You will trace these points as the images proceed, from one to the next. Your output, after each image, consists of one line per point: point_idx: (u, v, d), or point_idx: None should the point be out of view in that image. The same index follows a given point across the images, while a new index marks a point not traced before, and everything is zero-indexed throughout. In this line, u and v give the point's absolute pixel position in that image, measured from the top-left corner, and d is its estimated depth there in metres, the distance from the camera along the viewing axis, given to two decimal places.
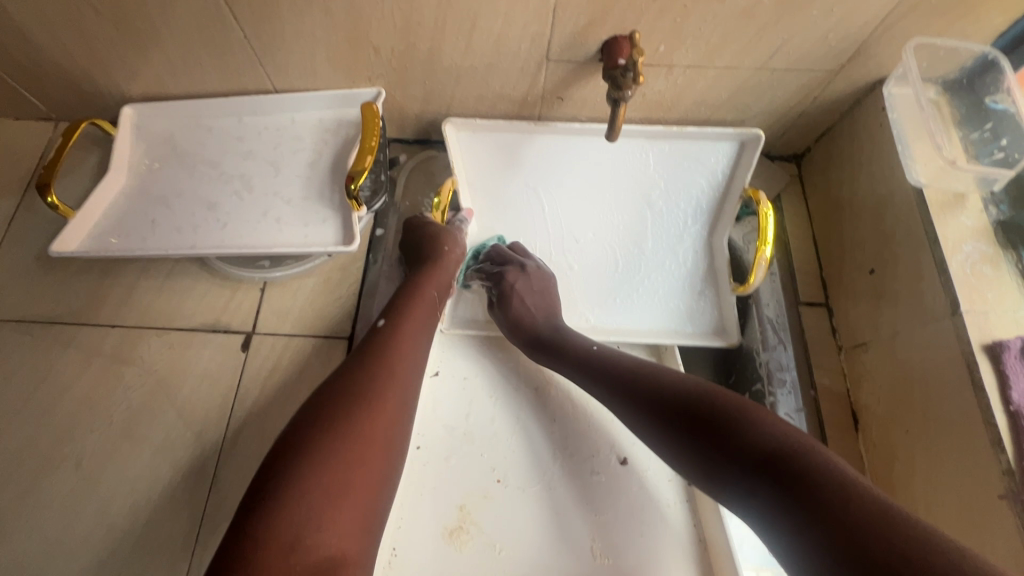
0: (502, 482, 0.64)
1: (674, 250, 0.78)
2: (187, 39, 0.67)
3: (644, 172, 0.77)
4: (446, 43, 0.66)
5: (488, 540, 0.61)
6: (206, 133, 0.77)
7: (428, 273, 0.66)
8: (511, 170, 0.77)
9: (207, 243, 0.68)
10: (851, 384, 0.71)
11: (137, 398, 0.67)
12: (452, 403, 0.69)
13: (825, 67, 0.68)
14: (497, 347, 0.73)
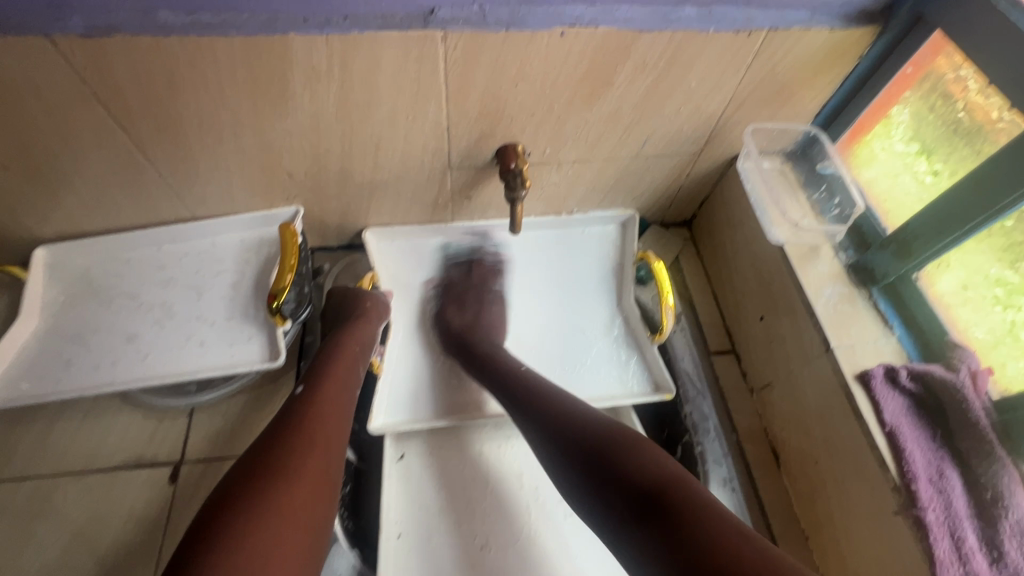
0: (486, 547, 0.67)
1: (598, 320, 0.85)
2: (101, 183, 0.70)
3: (552, 257, 0.88)
4: (355, 163, 0.72)
5: None
6: (123, 265, 0.78)
7: (352, 333, 0.68)
8: (428, 270, 0.86)
9: (128, 378, 0.67)
10: (767, 423, 0.78)
11: (54, 552, 0.63)
12: (423, 485, 0.71)
13: (688, 151, 0.80)
14: (450, 429, 0.76)
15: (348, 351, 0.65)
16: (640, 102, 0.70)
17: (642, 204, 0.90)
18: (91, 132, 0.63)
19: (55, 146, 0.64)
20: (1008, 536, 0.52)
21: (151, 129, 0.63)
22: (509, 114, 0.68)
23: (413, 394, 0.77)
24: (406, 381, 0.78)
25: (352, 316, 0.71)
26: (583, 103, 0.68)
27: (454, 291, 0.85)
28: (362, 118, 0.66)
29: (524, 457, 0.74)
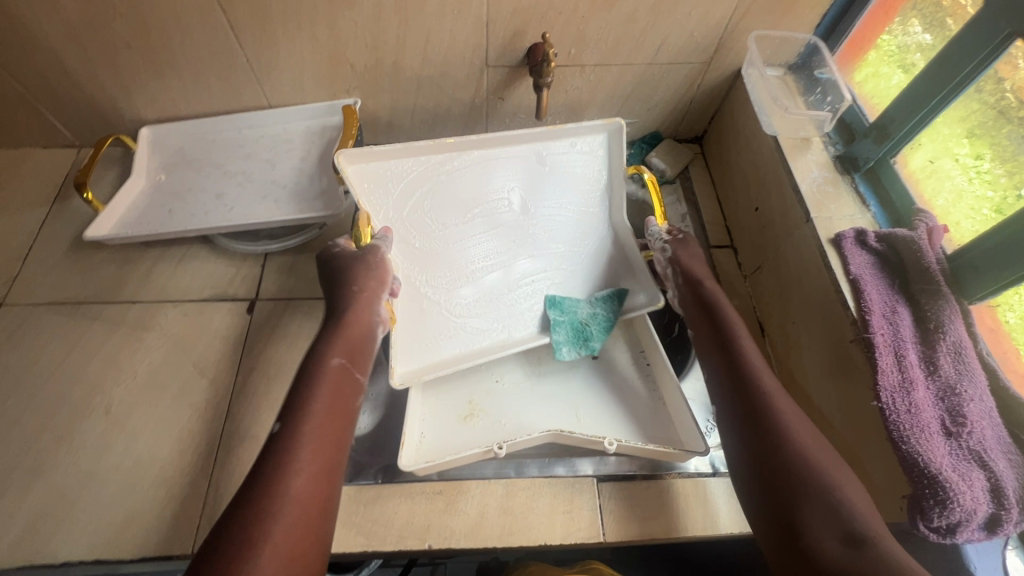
0: (500, 380, 0.80)
1: (587, 235, 0.87)
2: (199, 65, 0.84)
3: (540, 172, 0.87)
4: (407, 57, 0.85)
5: (496, 420, 0.76)
6: (211, 143, 0.93)
7: (343, 327, 0.65)
8: (414, 200, 0.84)
9: (219, 223, 0.83)
10: (756, 302, 0.88)
11: (158, 355, 0.79)
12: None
13: (699, 60, 0.89)
14: None
15: (349, 337, 0.65)
16: (656, 4, 0.80)
17: (656, 115, 1.01)
18: (200, 15, 0.77)
19: (169, 27, 0.78)
20: (944, 353, 0.61)
21: (245, 14, 0.77)
22: (540, 13, 0.80)
23: (425, 340, 0.77)
24: (411, 326, 0.78)
25: (347, 300, 0.68)
26: (606, 3, 0.79)
27: (450, 228, 0.85)
28: (417, 11, 0.78)
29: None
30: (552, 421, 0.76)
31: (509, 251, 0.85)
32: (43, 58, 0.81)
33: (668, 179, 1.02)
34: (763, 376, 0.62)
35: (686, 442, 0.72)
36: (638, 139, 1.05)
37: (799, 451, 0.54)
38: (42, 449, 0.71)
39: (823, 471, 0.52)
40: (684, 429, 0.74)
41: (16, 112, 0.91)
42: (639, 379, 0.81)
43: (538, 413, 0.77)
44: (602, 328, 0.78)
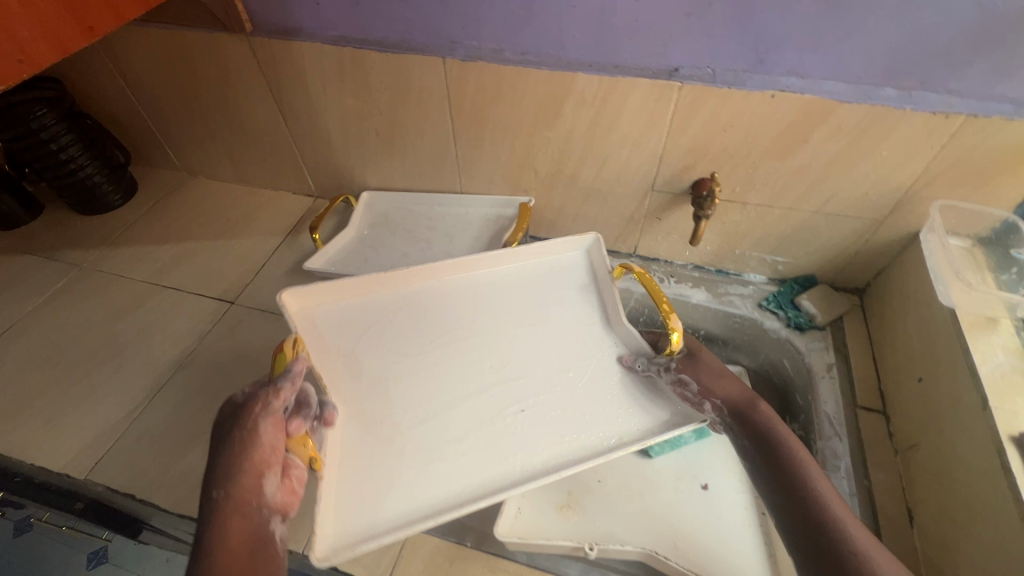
0: (600, 481, 0.83)
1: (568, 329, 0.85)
2: (419, 153, 1.06)
3: (512, 282, 0.90)
4: (584, 172, 0.98)
5: (589, 520, 0.77)
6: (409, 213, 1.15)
7: (221, 555, 0.53)
8: (364, 334, 0.81)
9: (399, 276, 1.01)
10: (906, 484, 0.78)
11: None
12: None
13: (870, 217, 0.89)
14: None
15: (233, 557, 0.54)
16: (831, 162, 0.83)
17: (814, 259, 1.00)
18: (434, 120, 0.99)
19: (410, 125, 1.01)
20: None
21: (467, 124, 0.97)
22: (712, 154, 0.87)
23: (369, 490, 0.68)
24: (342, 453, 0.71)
25: (217, 510, 0.56)
26: (778, 154, 0.84)
27: (402, 356, 0.81)
28: (602, 139, 0.91)
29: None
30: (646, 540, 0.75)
31: (506, 362, 0.81)
32: (319, 133, 1.10)
33: (817, 325, 0.98)
34: (832, 506, 0.62)
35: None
36: (791, 279, 1.04)
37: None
38: None
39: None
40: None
41: (287, 167, 1.22)
42: (751, 525, 0.79)
43: (635, 526, 0.78)
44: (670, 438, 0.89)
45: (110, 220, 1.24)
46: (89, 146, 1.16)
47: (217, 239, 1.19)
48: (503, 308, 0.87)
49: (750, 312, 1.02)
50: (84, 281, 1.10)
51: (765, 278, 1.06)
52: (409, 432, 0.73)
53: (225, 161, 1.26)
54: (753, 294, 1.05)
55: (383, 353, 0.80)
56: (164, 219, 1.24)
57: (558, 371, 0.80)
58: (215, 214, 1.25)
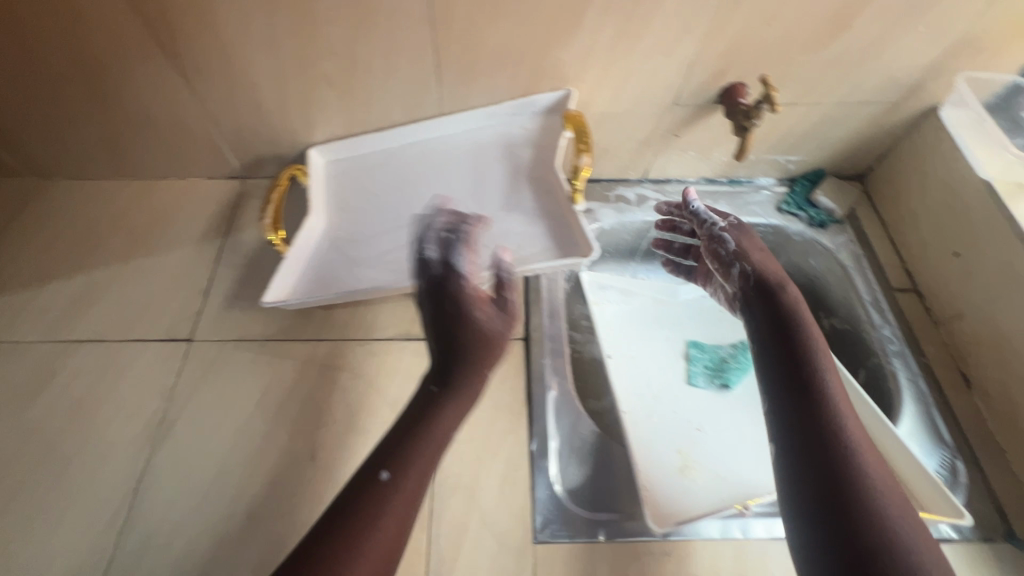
0: (699, 429, 0.83)
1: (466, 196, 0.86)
2: (391, 100, 0.83)
3: (453, 172, 0.88)
4: (599, 95, 0.84)
5: (711, 471, 0.77)
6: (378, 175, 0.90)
7: (416, 459, 0.54)
8: (365, 192, 0.88)
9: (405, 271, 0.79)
10: (955, 350, 0.84)
11: (353, 396, 0.77)
12: (633, 376, 0.88)
13: (890, 99, 0.87)
14: (646, 334, 0.95)
15: (398, 498, 0.52)
16: (867, 46, 0.78)
17: (826, 151, 0.98)
18: (410, 52, 0.76)
19: (376, 62, 0.77)
20: None
21: (456, 53, 0.76)
22: (750, 51, 0.78)
23: (371, 266, 0.80)
24: (360, 284, 0.78)
25: (432, 412, 0.56)
26: (818, 44, 0.77)
27: (383, 202, 0.87)
28: (626, 50, 0.77)
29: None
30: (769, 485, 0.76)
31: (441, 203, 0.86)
32: (243, 91, 0.81)
33: (836, 219, 0.99)
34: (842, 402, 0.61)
35: (930, 507, 0.72)
36: (800, 176, 1.03)
37: (880, 486, 0.54)
38: (252, 495, 0.69)
39: (883, 493, 0.53)
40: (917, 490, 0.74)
41: (197, 144, 0.91)
42: None
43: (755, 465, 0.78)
44: (739, 364, 0.91)
45: None
46: None
47: (128, 259, 0.89)
48: (449, 192, 0.87)
49: (773, 218, 1.00)
50: None
51: (775, 180, 1.04)
52: (395, 275, 0.79)
53: (99, 150, 0.91)
54: (770, 199, 1.02)
55: (348, 269, 0.80)
56: (29, 246, 0.89)
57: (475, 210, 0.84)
58: (107, 226, 0.92)
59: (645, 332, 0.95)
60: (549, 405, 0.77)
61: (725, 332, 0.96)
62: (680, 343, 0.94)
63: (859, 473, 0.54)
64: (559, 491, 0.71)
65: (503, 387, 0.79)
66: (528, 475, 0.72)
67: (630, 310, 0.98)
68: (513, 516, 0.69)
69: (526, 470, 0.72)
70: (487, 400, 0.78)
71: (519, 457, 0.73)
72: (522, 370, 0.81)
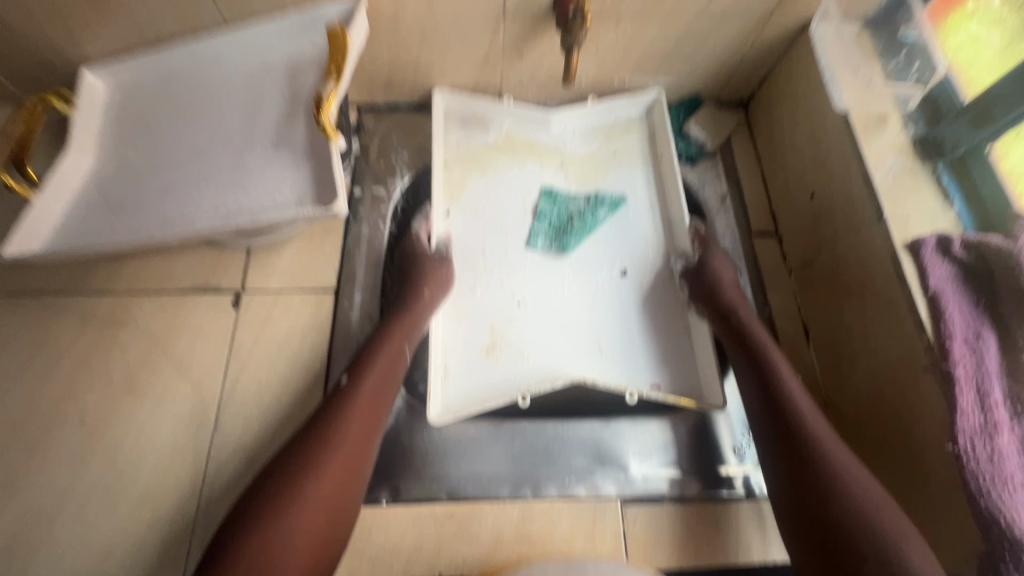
0: (521, 305, 0.77)
1: (248, 129, 0.73)
2: (156, 9, 0.69)
3: (240, 103, 0.75)
4: (409, 3, 0.70)
5: (518, 350, 0.74)
6: (159, 100, 0.76)
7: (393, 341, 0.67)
8: (143, 123, 0.75)
9: (160, 219, 0.68)
10: (801, 301, 0.78)
11: (133, 356, 0.70)
12: (469, 234, 0.81)
13: (759, 11, 0.74)
14: (491, 187, 0.84)
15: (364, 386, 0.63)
16: None
17: (700, 74, 0.86)
18: None
19: None
20: None
21: None
22: None
23: (129, 214, 0.69)
24: (104, 234, 0.67)
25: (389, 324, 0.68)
26: None
27: (160, 137, 0.74)
28: None
29: (551, 296, 0.78)
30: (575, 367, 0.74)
31: (222, 137, 0.73)
32: None
33: (708, 153, 0.89)
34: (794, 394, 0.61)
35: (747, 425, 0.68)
36: (676, 103, 0.91)
37: (836, 479, 0.54)
38: (13, 462, 0.65)
39: (851, 493, 0.53)
40: (704, 378, 0.74)
41: None
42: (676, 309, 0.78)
43: (565, 341, 0.75)
44: (585, 223, 0.82)
45: None
46: None
47: None
48: (234, 122, 0.74)
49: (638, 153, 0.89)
50: None
51: None
52: (147, 224, 0.67)
53: None
54: None
55: (99, 219, 0.69)
56: None
57: (255, 146, 0.72)
58: None
59: (491, 181, 0.84)
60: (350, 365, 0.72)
61: (581, 181, 0.86)
62: (532, 192, 0.84)
63: (830, 475, 0.55)
64: None
65: (303, 344, 0.73)
66: None
67: (477, 157, 0.86)
68: None
69: None
70: (284, 359, 0.72)
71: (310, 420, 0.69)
72: (328, 326, 0.74)
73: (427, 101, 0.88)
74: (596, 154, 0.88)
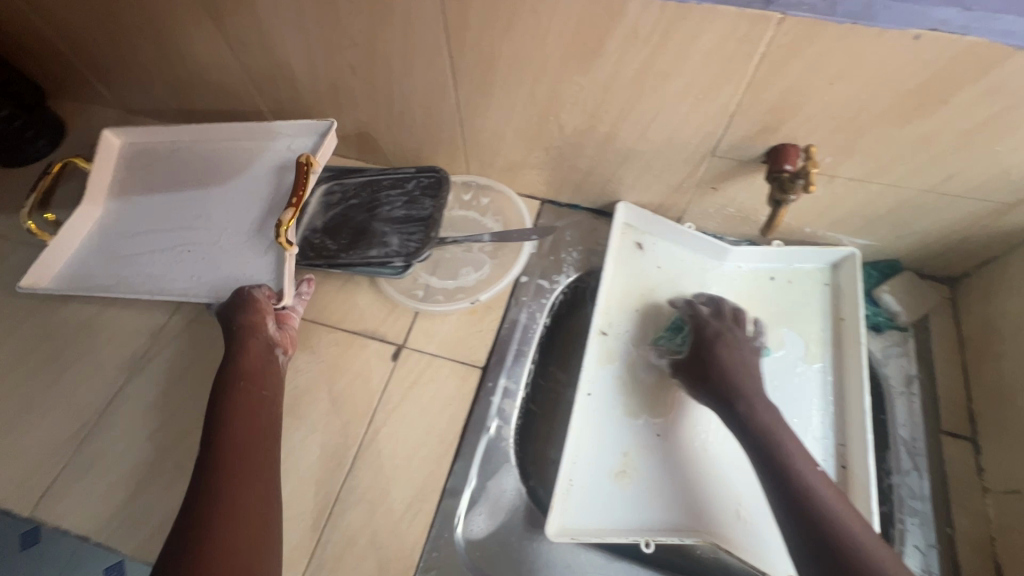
0: (660, 436, 0.74)
1: (223, 212, 0.85)
2: (410, 98, 0.82)
3: (233, 185, 0.87)
4: (623, 129, 0.75)
5: (647, 486, 0.71)
6: (175, 168, 0.90)
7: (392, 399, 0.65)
8: (160, 186, 0.89)
9: (124, 278, 0.80)
10: (996, 533, 0.66)
11: (302, 380, 0.79)
12: (621, 349, 0.81)
13: (999, 200, 0.68)
14: (654, 307, 0.85)
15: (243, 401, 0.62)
16: (969, 130, 0.61)
17: (907, 244, 0.80)
18: (427, 56, 0.74)
19: (394, 60, 0.76)
20: None
21: (472, 62, 0.72)
22: (804, 113, 0.64)
23: (116, 264, 0.82)
24: (105, 283, 0.80)
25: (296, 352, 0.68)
26: (899, 117, 0.62)
27: (161, 200, 0.88)
28: (653, 89, 0.68)
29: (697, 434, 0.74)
30: (706, 527, 0.68)
31: (202, 211, 0.85)
32: (279, 69, 0.85)
33: (898, 325, 0.82)
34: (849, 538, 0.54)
35: None
36: (868, 264, 0.85)
37: None
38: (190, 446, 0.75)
39: None
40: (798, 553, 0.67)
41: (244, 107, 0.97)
42: None
43: (700, 492, 0.70)
44: None
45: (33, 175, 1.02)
46: None
47: None
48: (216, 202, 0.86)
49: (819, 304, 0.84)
50: (8, 259, 0.91)
51: None
52: (117, 280, 0.81)
53: (169, 98, 1.01)
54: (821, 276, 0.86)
55: (83, 263, 0.84)
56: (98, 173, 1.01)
57: (210, 228, 0.83)
58: None
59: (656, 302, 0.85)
60: (481, 445, 0.74)
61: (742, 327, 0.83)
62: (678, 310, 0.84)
63: None
64: (457, 536, 0.68)
65: (441, 413, 0.76)
66: (433, 512, 0.70)
67: (645, 271, 0.87)
68: (405, 547, 0.68)
69: (433, 506, 0.70)
70: (422, 422, 0.76)
71: (431, 490, 0.71)
72: (469, 400, 0.77)
73: (607, 208, 0.92)
74: (773, 299, 0.84)
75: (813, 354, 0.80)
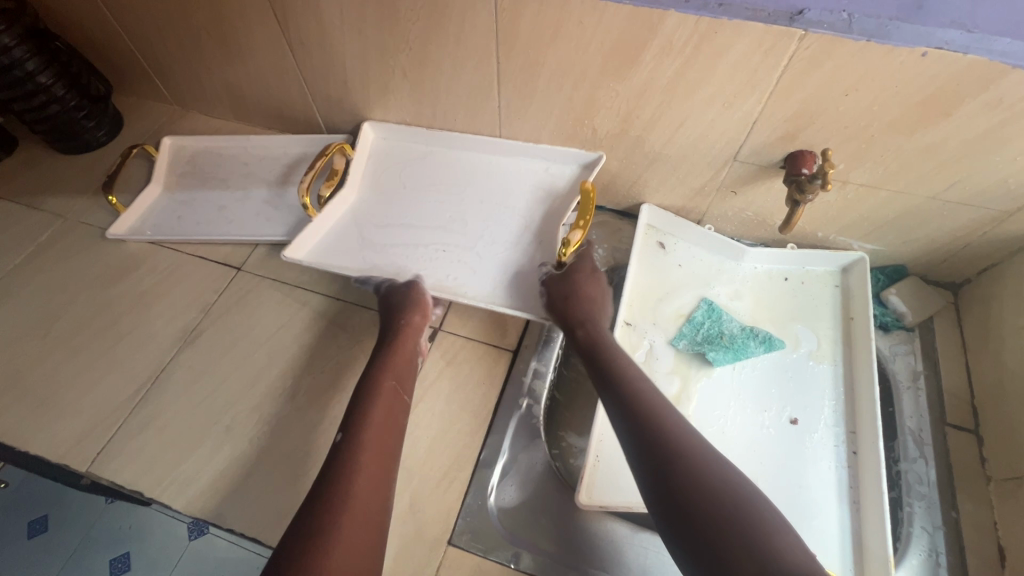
0: None
1: (472, 215, 0.94)
2: (456, 100, 0.89)
3: (483, 193, 0.96)
4: (653, 134, 0.82)
5: None
6: (422, 168, 1.00)
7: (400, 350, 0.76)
8: (394, 181, 0.99)
9: (387, 264, 0.90)
10: (999, 518, 0.70)
11: (343, 356, 0.84)
12: (644, 338, 0.86)
13: (998, 208, 0.74)
14: (675, 301, 0.90)
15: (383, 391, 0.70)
16: (971, 140, 0.67)
17: (913, 250, 0.86)
18: (476, 62, 0.81)
19: (444, 65, 0.83)
20: None
21: (517, 68, 0.79)
22: (819, 122, 0.71)
23: (416, 261, 0.90)
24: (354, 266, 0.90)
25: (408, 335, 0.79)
26: (907, 128, 0.68)
27: (395, 194, 0.98)
28: (682, 96, 0.74)
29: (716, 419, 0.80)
30: None
31: (456, 213, 0.95)
32: (334, 70, 0.92)
33: (905, 325, 0.87)
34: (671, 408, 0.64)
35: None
36: (876, 268, 0.91)
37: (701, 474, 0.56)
38: (237, 412, 0.80)
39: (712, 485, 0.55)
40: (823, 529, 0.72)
41: (295, 106, 1.04)
42: (796, 474, 0.76)
43: None
44: (734, 347, 0.84)
45: (94, 162, 1.09)
46: (61, 71, 0.97)
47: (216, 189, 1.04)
48: (465, 207, 0.95)
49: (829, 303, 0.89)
50: (68, 237, 0.97)
51: None
52: (371, 263, 0.90)
53: (224, 95, 1.08)
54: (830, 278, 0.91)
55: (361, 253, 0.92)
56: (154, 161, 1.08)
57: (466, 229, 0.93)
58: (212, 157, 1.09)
59: (677, 296, 0.90)
60: (512, 422, 0.78)
61: (755, 321, 0.88)
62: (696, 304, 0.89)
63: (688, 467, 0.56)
64: (490, 503, 0.72)
65: (476, 391, 0.82)
66: (467, 481, 0.74)
67: (667, 268, 0.93)
68: (441, 512, 0.72)
69: (468, 475, 0.75)
70: (457, 398, 0.81)
71: (465, 461, 0.76)
72: (501, 380, 0.83)
73: (632, 210, 0.99)
74: (787, 298, 0.90)
75: (825, 349, 0.85)
